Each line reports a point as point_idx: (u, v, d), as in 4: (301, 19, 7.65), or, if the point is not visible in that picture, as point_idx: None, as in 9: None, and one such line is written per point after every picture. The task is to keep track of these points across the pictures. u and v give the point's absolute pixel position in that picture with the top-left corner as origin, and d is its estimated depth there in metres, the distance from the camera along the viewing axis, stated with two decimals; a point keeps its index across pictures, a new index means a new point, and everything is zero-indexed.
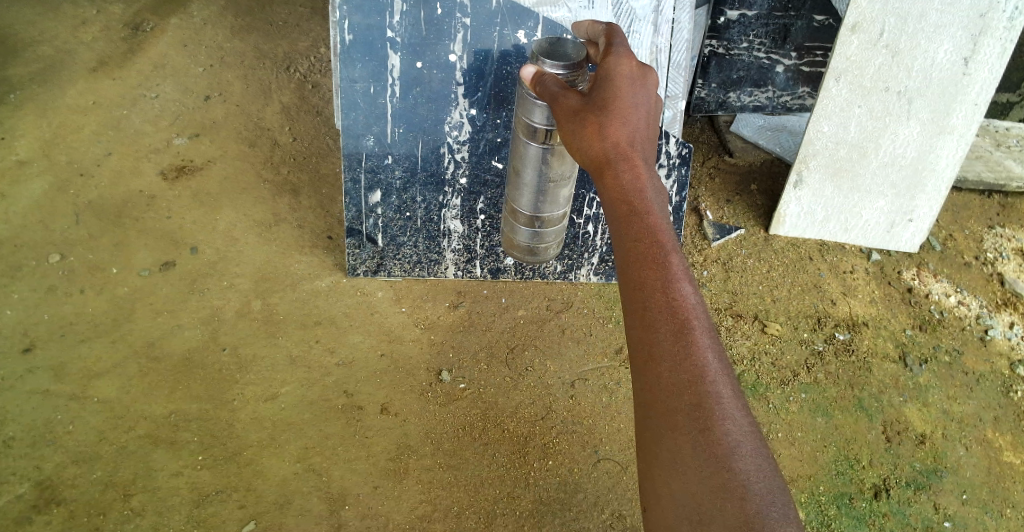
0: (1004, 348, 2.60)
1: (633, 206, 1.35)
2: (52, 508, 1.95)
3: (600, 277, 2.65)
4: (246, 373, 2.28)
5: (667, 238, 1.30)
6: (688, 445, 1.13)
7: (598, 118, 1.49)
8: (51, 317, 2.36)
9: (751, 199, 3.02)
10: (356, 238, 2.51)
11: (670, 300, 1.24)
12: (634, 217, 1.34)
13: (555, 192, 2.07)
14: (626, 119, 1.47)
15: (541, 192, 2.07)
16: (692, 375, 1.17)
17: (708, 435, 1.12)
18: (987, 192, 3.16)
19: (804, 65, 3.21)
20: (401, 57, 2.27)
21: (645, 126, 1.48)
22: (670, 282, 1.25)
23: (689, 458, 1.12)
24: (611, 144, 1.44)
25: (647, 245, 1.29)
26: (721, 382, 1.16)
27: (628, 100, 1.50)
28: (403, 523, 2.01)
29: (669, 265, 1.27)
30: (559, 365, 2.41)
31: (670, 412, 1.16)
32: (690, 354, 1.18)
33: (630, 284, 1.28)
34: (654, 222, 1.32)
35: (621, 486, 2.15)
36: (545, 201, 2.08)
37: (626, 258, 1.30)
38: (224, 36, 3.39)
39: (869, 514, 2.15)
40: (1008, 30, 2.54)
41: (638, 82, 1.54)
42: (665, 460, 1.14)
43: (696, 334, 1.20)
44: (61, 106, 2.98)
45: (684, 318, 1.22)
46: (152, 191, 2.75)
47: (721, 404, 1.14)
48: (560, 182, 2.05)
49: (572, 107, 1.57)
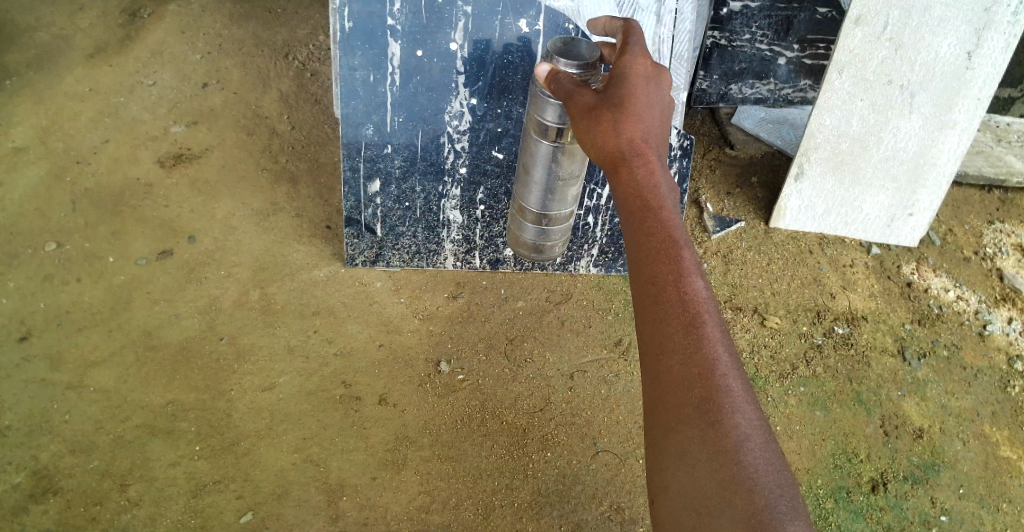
0: (1002, 343, 2.60)
1: (646, 200, 1.34)
2: (49, 497, 1.95)
3: (600, 269, 2.64)
4: (245, 363, 2.28)
5: (679, 233, 1.29)
6: (695, 438, 1.12)
7: (613, 114, 1.47)
8: (47, 306, 2.35)
9: (751, 191, 3.00)
10: (355, 227, 2.49)
11: (681, 294, 1.23)
12: (648, 212, 1.32)
13: (567, 190, 2.05)
14: (640, 116, 1.46)
15: (552, 189, 2.05)
16: (703, 368, 1.16)
17: (717, 428, 1.12)
18: (987, 188, 3.15)
19: (806, 58, 3.20)
20: (401, 45, 2.25)
21: (659, 125, 1.48)
22: (682, 277, 1.24)
23: (697, 451, 1.12)
24: (626, 140, 1.42)
25: (660, 240, 1.28)
26: (731, 376, 1.16)
27: (643, 98, 1.49)
28: (402, 514, 2.01)
29: (682, 260, 1.26)
30: (558, 356, 2.41)
31: (679, 406, 1.15)
32: (702, 348, 1.18)
33: (641, 277, 1.27)
34: (668, 217, 1.31)
35: (619, 479, 2.15)
36: (557, 198, 2.07)
37: (637, 253, 1.29)
38: (223, 24, 3.36)
39: (867, 507, 2.16)
40: (1012, 25, 2.53)
41: (654, 82, 1.54)
42: (671, 455, 1.14)
43: (707, 327, 1.20)
44: (57, 93, 2.95)
45: (696, 311, 1.21)
46: (150, 178, 2.73)
47: (730, 397, 1.14)
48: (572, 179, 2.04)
49: (585, 103, 1.54)
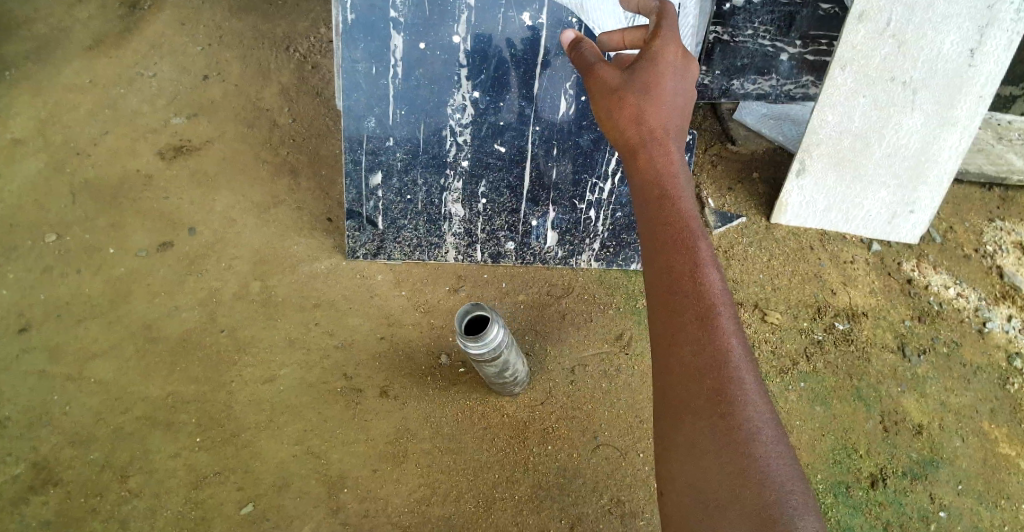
0: (1001, 340, 2.60)
1: (664, 190, 1.46)
2: (48, 489, 2.02)
3: (602, 263, 2.58)
4: (245, 354, 2.29)
5: (695, 224, 1.42)
6: (707, 429, 1.27)
7: (636, 100, 1.54)
8: (47, 297, 2.37)
9: (752, 187, 2.99)
10: (356, 220, 2.46)
11: (696, 286, 1.36)
12: (666, 203, 1.44)
13: (514, 347, 2.18)
14: (663, 105, 1.54)
15: (511, 361, 2.16)
16: (715, 360, 1.30)
17: (727, 420, 1.26)
18: (987, 185, 3.10)
19: (809, 54, 3.06)
20: (403, 38, 2.26)
21: (680, 115, 1.56)
22: (698, 269, 1.37)
23: (707, 441, 1.26)
24: (646, 130, 1.52)
25: (676, 230, 1.41)
26: (743, 369, 1.30)
27: (669, 86, 1.55)
28: (403, 506, 2.06)
29: (698, 251, 1.39)
30: (559, 350, 2.40)
31: (692, 396, 1.30)
32: (714, 340, 1.31)
33: (657, 265, 1.40)
34: (684, 208, 1.43)
35: (620, 472, 2.17)
36: (517, 359, 2.19)
37: (654, 241, 1.42)
38: (223, 15, 3.30)
39: (866, 502, 2.22)
40: (1016, 22, 2.53)
41: (681, 69, 1.57)
42: (682, 443, 1.29)
43: (721, 319, 1.33)
44: (56, 85, 2.95)
45: (709, 303, 1.34)
46: (150, 170, 2.71)
47: (742, 390, 1.28)
48: (510, 336, 2.16)
49: (609, 84, 1.60)
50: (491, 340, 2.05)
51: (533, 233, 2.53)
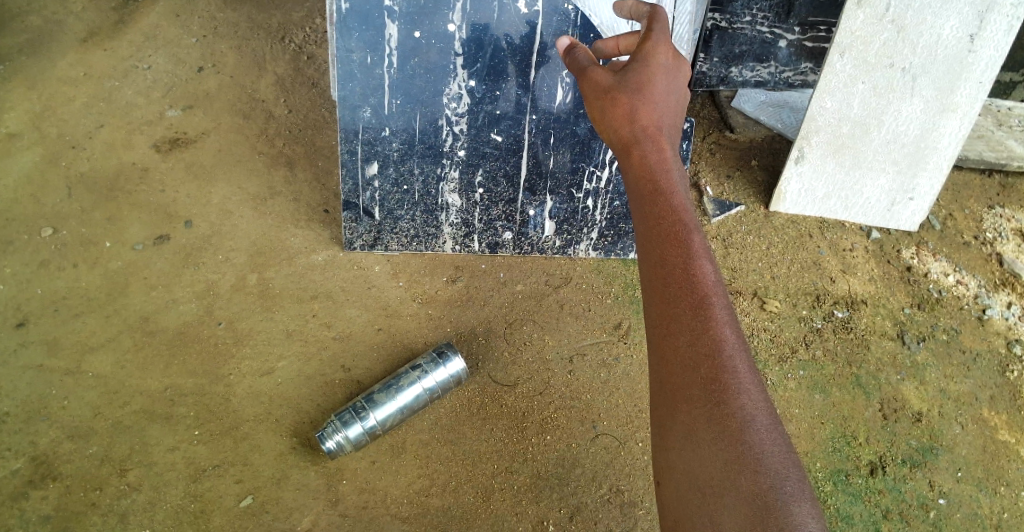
0: (1001, 327, 2.59)
1: (657, 184, 1.45)
2: (48, 483, 2.01)
3: (599, 252, 2.60)
4: (242, 347, 2.28)
5: (688, 217, 1.41)
6: (703, 417, 1.26)
7: (629, 98, 1.54)
8: (44, 292, 2.35)
9: (751, 175, 2.98)
10: (353, 211, 2.44)
11: (690, 277, 1.35)
12: (659, 196, 1.43)
13: (386, 402, 2.11)
14: (656, 104, 1.53)
15: (394, 414, 2.12)
16: (710, 350, 1.29)
17: (723, 408, 1.26)
18: (987, 172, 3.09)
19: (807, 41, 3.04)
20: (398, 27, 2.22)
21: (673, 113, 1.56)
22: (692, 260, 1.36)
23: (704, 428, 1.26)
24: (639, 126, 1.51)
25: (670, 223, 1.40)
26: (737, 358, 1.29)
27: (661, 87, 1.55)
28: (402, 497, 2.07)
29: (691, 243, 1.38)
30: (557, 339, 2.39)
31: (686, 385, 1.29)
32: (707, 330, 1.31)
33: (651, 258, 1.39)
34: (678, 201, 1.42)
35: (619, 462, 2.17)
36: (401, 400, 2.13)
37: (649, 234, 1.41)
38: (216, 6, 3.28)
39: (865, 490, 2.22)
40: (1016, 7, 2.51)
41: (672, 69, 1.57)
42: (679, 431, 1.28)
43: (715, 309, 1.32)
44: (50, 79, 2.92)
45: (704, 293, 1.34)
46: (145, 163, 2.70)
47: (737, 379, 1.28)
48: (369, 403, 2.10)
49: (602, 84, 1.60)
50: (343, 445, 2.06)
51: (531, 222, 2.52)
